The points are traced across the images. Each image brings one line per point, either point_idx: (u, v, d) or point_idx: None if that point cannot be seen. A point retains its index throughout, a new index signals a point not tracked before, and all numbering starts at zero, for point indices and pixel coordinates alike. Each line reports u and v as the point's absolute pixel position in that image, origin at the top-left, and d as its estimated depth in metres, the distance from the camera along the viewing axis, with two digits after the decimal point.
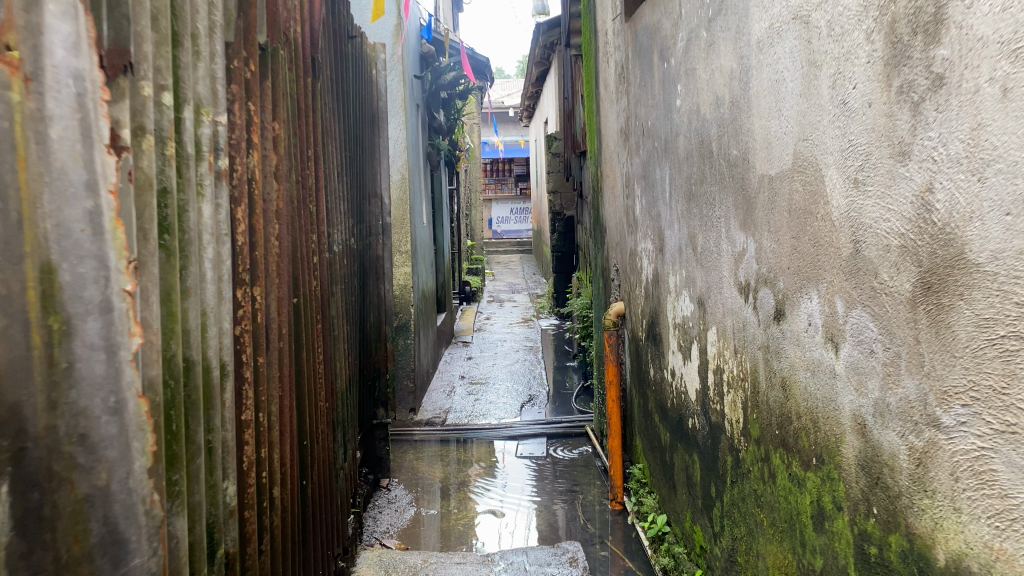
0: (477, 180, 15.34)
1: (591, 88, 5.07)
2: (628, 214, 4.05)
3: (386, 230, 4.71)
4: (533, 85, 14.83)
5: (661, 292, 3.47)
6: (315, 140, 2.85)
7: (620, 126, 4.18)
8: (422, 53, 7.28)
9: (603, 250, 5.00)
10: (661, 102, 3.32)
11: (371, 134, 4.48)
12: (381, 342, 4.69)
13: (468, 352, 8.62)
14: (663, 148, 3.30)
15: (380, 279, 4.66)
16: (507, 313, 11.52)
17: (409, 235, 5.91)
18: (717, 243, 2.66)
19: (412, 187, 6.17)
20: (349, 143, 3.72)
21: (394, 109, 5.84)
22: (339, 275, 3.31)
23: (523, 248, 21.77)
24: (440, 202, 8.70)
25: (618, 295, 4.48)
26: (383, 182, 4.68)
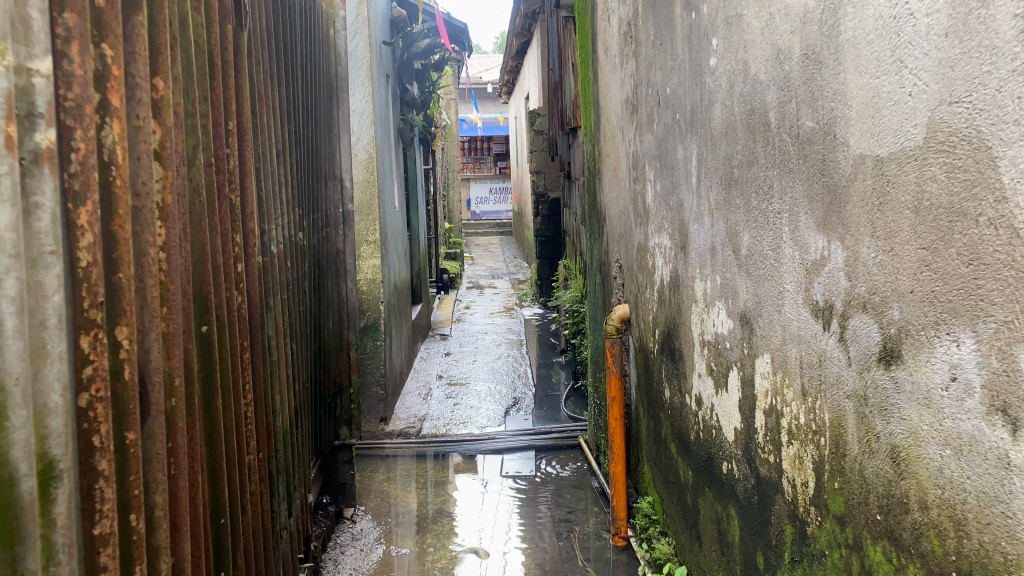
0: (454, 159, 14.59)
1: (586, 53, 4.39)
2: (637, 200, 3.39)
3: (348, 220, 4.01)
4: (513, 58, 14.07)
5: (683, 300, 2.82)
6: (241, 109, 2.15)
7: (626, 97, 3.49)
8: (392, 18, 6.52)
9: (600, 241, 4.33)
10: (684, 63, 2.65)
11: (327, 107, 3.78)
12: (343, 351, 4.00)
13: (445, 347, 7.94)
14: (687, 122, 2.65)
15: (341, 278, 3.96)
16: (487, 302, 10.83)
17: (377, 223, 5.21)
18: (774, 246, 2.01)
19: (381, 168, 5.45)
20: (296, 117, 3.02)
21: (358, 80, 5.12)
22: (281, 283, 2.61)
23: (503, 230, 21.04)
24: (415, 184, 7.97)
25: (622, 296, 3.81)
26: (343, 164, 3.97)
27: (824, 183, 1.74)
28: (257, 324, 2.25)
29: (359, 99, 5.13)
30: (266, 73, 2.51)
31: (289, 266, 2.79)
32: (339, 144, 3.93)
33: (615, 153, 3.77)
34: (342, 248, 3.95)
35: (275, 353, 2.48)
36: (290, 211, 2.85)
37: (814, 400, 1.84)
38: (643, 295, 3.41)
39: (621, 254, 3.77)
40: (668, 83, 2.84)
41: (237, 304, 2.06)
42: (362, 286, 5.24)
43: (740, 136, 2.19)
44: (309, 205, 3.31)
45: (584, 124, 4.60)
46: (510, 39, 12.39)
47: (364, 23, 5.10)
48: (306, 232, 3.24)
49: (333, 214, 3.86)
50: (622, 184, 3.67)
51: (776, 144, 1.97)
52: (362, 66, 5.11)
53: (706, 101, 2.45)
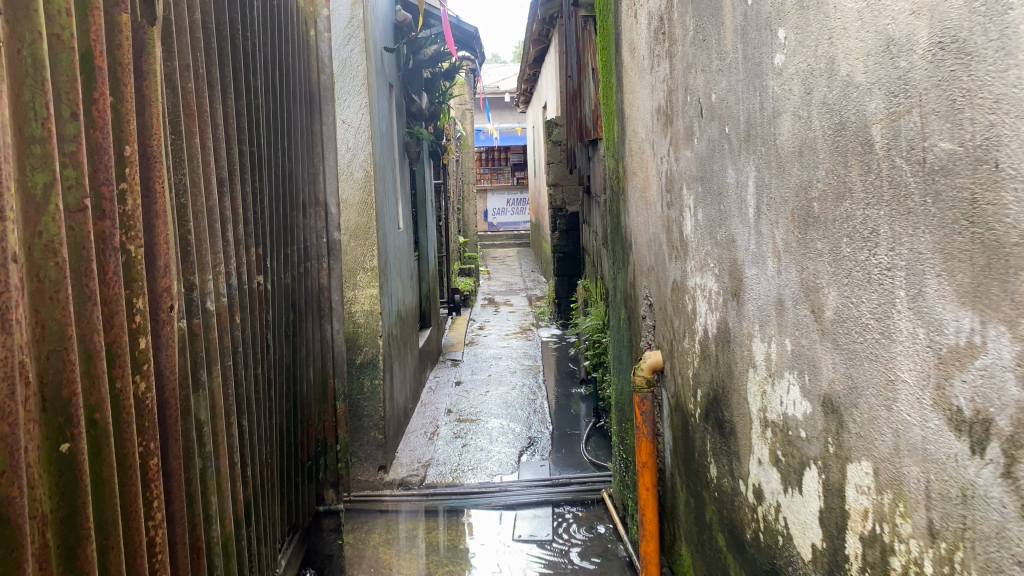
0: (469, 171, 14.04)
1: (608, 56, 3.82)
2: (672, 230, 2.81)
3: (333, 252, 3.47)
4: (530, 66, 13.52)
5: (735, 363, 2.24)
6: (146, 129, 1.60)
7: (657, 105, 2.92)
8: (396, 22, 5.98)
9: (626, 273, 3.74)
10: (737, 63, 2.08)
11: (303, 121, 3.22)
12: (327, 403, 3.45)
13: (457, 375, 7.37)
14: (742, 138, 2.07)
15: (323, 318, 3.41)
16: (502, 322, 10.24)
17: (375, 248, 4.65)
18: (878, 314, 1.44)
19: (380, 186, 4.90)
20: (256, 133, 2.46)
21: (353, 90, 4.57)
22: (228, 345, 2.07)
23: (521, 243, 20.47)
24: (423, 201, 7.42)
25: (651, 341, 3.23)
26: (328, 187, 3.43)
27: (973, 233, 1.16)
28: (178, 411, 1.70)
29: (353, 110, 4.58)
30: (200, 81, 1.96)
31: (244, 323, 2.24)
32: (322, 164, 3.38)
33: (644, 172, 3.19)
34: (325, 284, 3.41)
35: (212, 439, 1.92)
36: (245, 253, 2.30)
37: (951, 548, 1.26)
38: (681, 346, 2.82)
39: (652, 292, 3.18)
40: (714, 88, 2.27)
41: (134, 395, 1.52)
42: (358, 319, 4.69)
43: (823, 158, 1.61)
44: (277, 238, 2.77)
45: (606, 138, 4.03)
46: (527, 45, 11.85)
47: (359, 26, 4.55)
48: (274, 274, 2.69)
49: (314, 245, 3.30)
50: (653, 210, 3.09)
51: (883, 172, 1.39)
52: (357, 75, 4.56)
53: (771, 112, 1.87)
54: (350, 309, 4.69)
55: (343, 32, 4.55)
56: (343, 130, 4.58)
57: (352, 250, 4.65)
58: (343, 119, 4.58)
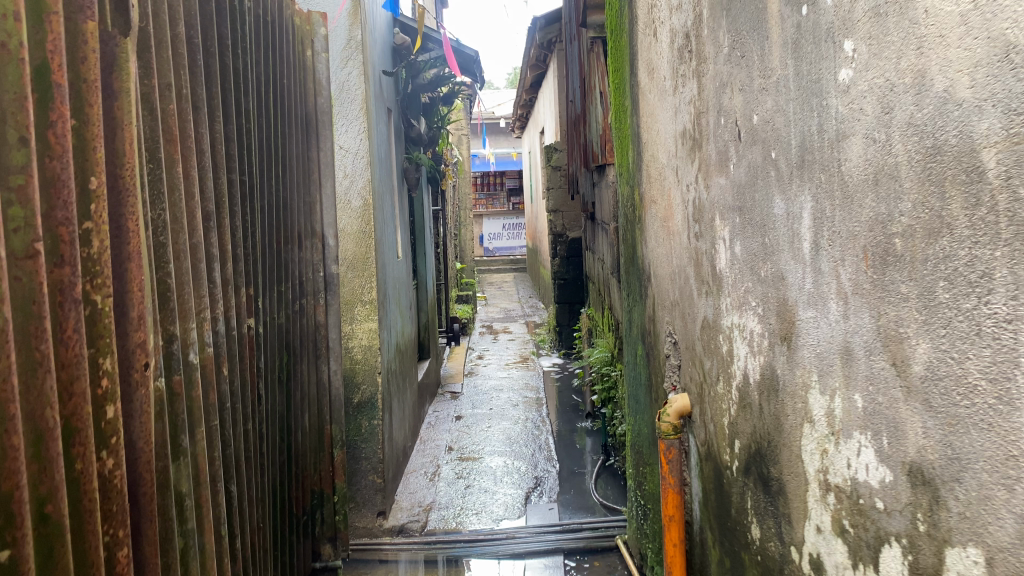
0: (466, 196, 13.85)
1: (621, 77, 3.61)
2: (702, 263, 2.57)
3: (331, 287, 3.22)
4: (527, 91, 13.38)
5: (785, 416, 2.00)
6: (117, 158, 1.37)
7: (683, 129, 2.70)
8: (394, 45, 5.78)
9: (643, 308, 3.51)
10: (786, 81, 1.86)
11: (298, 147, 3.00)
12: (323, 451, 3.19)
13: (457, 409, 7.10)
14: (794, 164, 1.85)
15: (319, 360, 3.16)
16: (500, 351, 9.97)
17: (373, 279, 4.41)
18: (992, 375, 1.20)
19: (379, 214, 4.67)
20: (247, 161, 2.23)
21: (351, 115, 4.35)
22: (214, 402, 1.82)
23: (518, 268, 20.25)
24: (421, 229, 7.19)
25: (676, 383, 2.98)
26: (326, 218, 3.19)
27: None
28: (154, 488, 1.45)
29: (351, 135, 4.36)
30: (183, 104, 1.73)
31: (232, 375, 1.99)
32: (318, 193, 3.15)
33: (665, 200, 2.96)
34: (322, 322, 3.16)
35: (196, 514, 1.67)
36: (234, 295, 2.06)
37: None
38: (713, 391, 2.58)
39: (676, 329, 2.95)
40: (756, 108, 2.05)
41: (97, 475, 1.27)
42: (356, 355, 4.43)
43: (909, 188, 1.38)
44: (271, 275, 2.53)
45: (619, 164, 3.81)
46: (524, 70, 11.70)
47: (357, 48, 4.35)
48: (266, 315, 2.45)
49: (310, 281, 3.06)
50: (676, 242, 2.87)
51: (998, 205, 1.16)
52: (355, 98, 4.35)
53: (833, 134, 1.65)
54: (347, 344, 4.43)
55: (340, 53, 4.34)
56: (340, 157, 4.36)
57: (349, 282, 4.40)
58: (341, 145, 4.35)
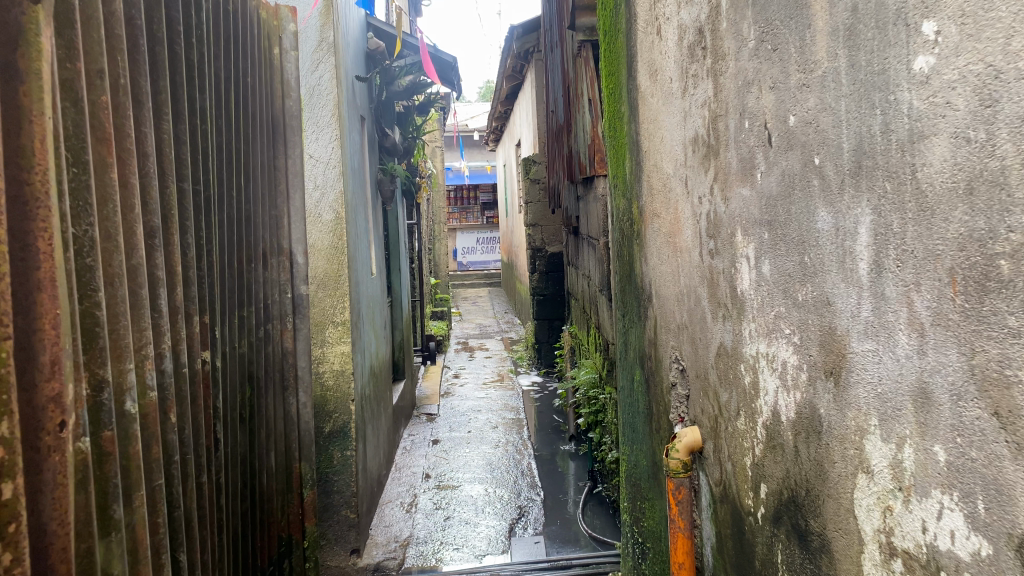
0: (441, 210, 13.54)
1: (616, 82, 3.35)
2: (719, 284, 2.30)
3: (299, 310, 2.90)
4: (503, 103, 13.11)
5: (832, 464, 1.73)
6: (24, 159, 1.07)
7: (693, 134, 2.43)
8: (368, 50, 5.49)
9: (641, 329, 3.22)
10: (836, 73, 1.60)
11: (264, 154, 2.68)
12: (291, 493, 2.85)
13: (434, 432, 6.77)
14: (847, 171, 1.59)
15: (286, 392, 2.82)
16: (477, 369, 9.64)
17: (346, 298, 4.10)
18: None
19: (352, 228, 4.35)
20: (205, 169, 1.92)
21: (321, 122, 4.04)
22: (159, 457, 1.51)
23: (492, 283, 19.93)
24: (396, 244, 6.88)
25: (683, 415, 2.69)
26: (294, 233, 2.88)
27: None
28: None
29: (322, 144, 4.04)
30: (121, 97, 1.42)
31: (184, 420, 1.67)
32: (286, 205, 2.84)
33: (672, 214, 2.69)
34: (290, 349, 2.83)
35: None
36: (186, 326, 1.74)
37: None
38: (732, 427, 2.30)
39: (684, 356, 2.67)
40: (793, 107, 1.79)
41: None
42: (327, 381, 4.09)
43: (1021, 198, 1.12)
44: (231, 299, 2.21)
45: (613, 174, 3.54)
46: (500, 81, 11.45)
47: (329, 50, 4.05)
48: (225, 345, 2.13)
49: (275, 303, 2.74)
50: (684, 259, 2.60)
51: None
52: (327, 104, 4.04)
53: (905, 135, 1.39)
54: (317, 369, 4.09)
55: (311, 56, 4.04)
56: (310, 167, 4.04)
57: (320, 302, 4.07)
58: (310, 153, 4.03)
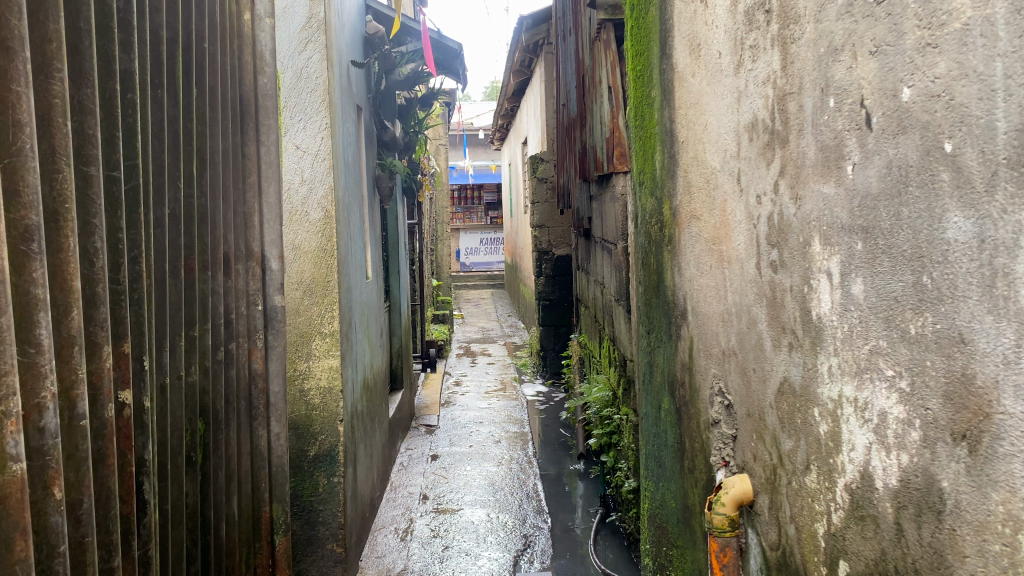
0: (444, 210, 13.09)
1: (646, 64, 2.90)
2: (784, 302, 1.85)
3: (272, 324, 2.44)
4: (509, 99, 12.67)
5: (962, 557, 1.27)
6: None
7: (750, 119, 1.99)
8: (366, 34, 5.03)
9: (673, 350, 2.76)
10: (989, 24, 1.15)
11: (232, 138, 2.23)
12: (260, 542, 2.38)
13: (433, 447, 6.31)
14: (1001, 160, 1.14)
15: (253, 422, 2.36)
16: (480, 377, 9.18)
17: (335, 306, 3.64)
18: None
19: (343, 228, 3.89)
20: (137, 152, 1.49)
21: (310, 109, 3.59)
22: (32, 553, 1.10)
23: (496, 285, 19.48)
24: (395, 245, 6.43)
25: (729, 459, 2.25)
26: (267, 234, 2.42)
27: None
28: None
29: (311, 134, 3.59)
30: None
31: (83, 490, 1.23)
32: (260, 200, 2.39)
33: (719, 217, 2.25)
34: (259, 371, 2.37)
35: None
36: (92, 359, 1.29)
37: None
38: (798, 482, 1.84)
39: (731, 387, 2.22)
40: (907, 76, 1.35)
41: None
42: (312, 399, 3.64)
43: None
44: (174, 317, 1.76)
45: (637, 170, 3.09)
46: (508, 76, 11.01)
47: (319, 27, 3.59)
48: (163, 376, 1.68)
49: (243, 317, 2.28)
50: (733, 270, 2.15)
51: None
52: (317, 89, 3.59)
53: None
54: (302, 386, 3.63)
55: (298, 34, 3.58)
56: (297, 159, 3.58)
57: (306, 310, 3.62)
58: (295, 144, 3.58)
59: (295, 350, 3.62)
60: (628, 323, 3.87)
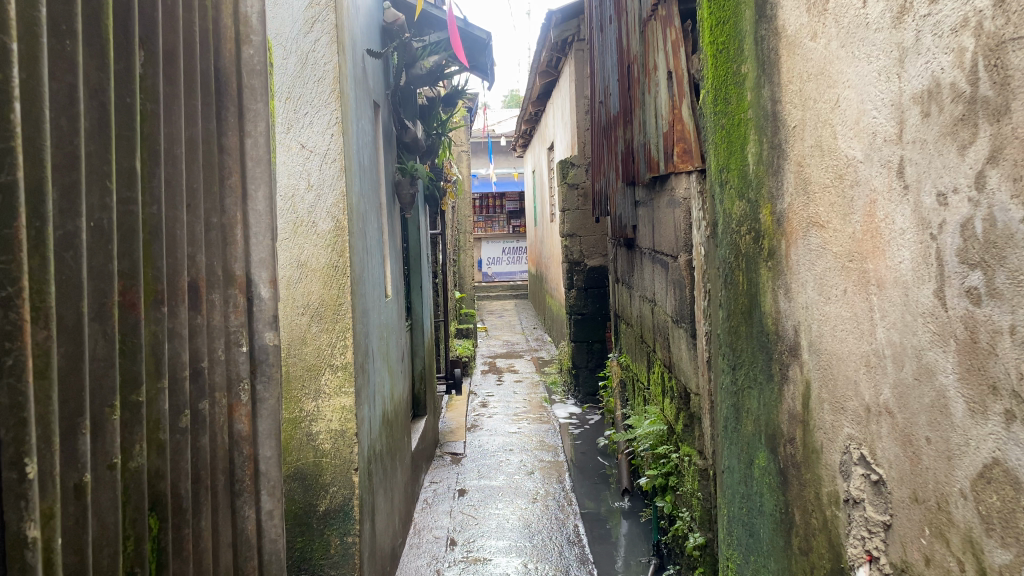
0: (466, 220, 12.59)
1: (734, 32, 2.31)
2: (998, 346, 1.25)
3: (261, 370, 1.86)
4: (534, 103, 12.12)
5: None
6: None
7: (930, 83, 1.39)
8: (384, 23, 4.47)
9: (777, 395, 2.16)
10: None
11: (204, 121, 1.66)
12: None
13: (460, 481, 5.72)
14: None
15: (236, 501, 1.78)
16: (507, 396, 8.58)
17: (349, 333, 3.07)
18: None
19: (357, 241, 3.31)
20: (14, 130, 0.93)
21: (317, 101, 3.03)
22: None
23: (519, 296, 18.92)
24: (416, 257, 5.87)
25: (877, 554, 1.67)
26: (255, 253, 1.85)
27: None
28: None
29: (319, 131, 3.03)
30: None
31: None
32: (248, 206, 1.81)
33: (863, 224, 1.65)
34: (244, 434, 1.80)
35: None
36: None
37: None
38: None
39: (885, 458, 1.62)
40: None
41: None
42: (322, 444, 3.06)
43: None
44: (102, 379, 1.20)
45: (718, 167, 2.50)
46: (533, 79, 10.45)
47: (328, 5, 3.03)
48: (79, 471, 1.11)
49: (220, 363, 1.70)
50: (893, 296, 1.55)
51: None
52: (326, 77, 3.02)
53: None
54: (309, 429, 3.06)
55: (303, 14, 3.03)
56: (302, 159, 3.03)
57: (314, 339, 3.06)
58: (301, 143, 3.02)
59: (299, 386, 3.06)
60: (696, 350, 3.26)
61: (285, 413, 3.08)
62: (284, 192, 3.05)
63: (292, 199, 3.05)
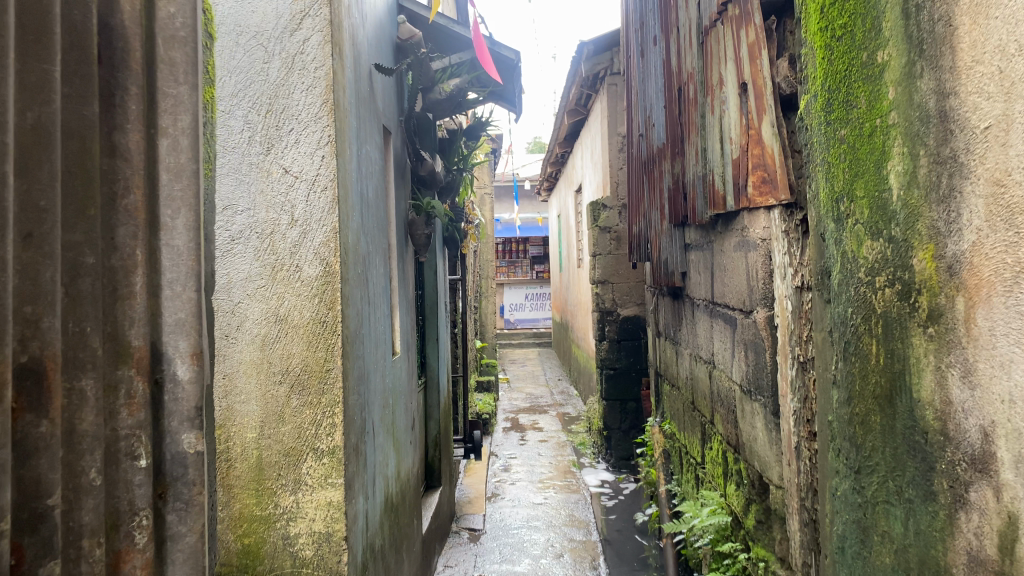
0: (489, 265, 12.06)
1: (866, 6, 1.66)
2: None
3: (175, 496, 1.01)
4: (561, 145, 11.60)
5: None
6: None
7: None
8: (398, 40, 3.89)
9: (942, 525, 1.48)
10: None
11: (88, 77, 0.90)
12: None
13: (479, 564, 5.02)
14: None
15: None
16: (532, 458, 7.88)
17: (341, 406, 2.40)
18: None
19: (356, 290, 2.68)
20: None
21: (306, 115, 2.41)
22: None
23: (542, 344, 18.24)
24: (433, 307, 5.26)
25: None
26: None
27: None
28: None
29: (307, 152, 2.41)
30: None
31: None
32: (167, 220, 1.01)
33: None
34: None
35: None
36: None
37: None
38: None
39: None
40: None
41: None
42: (302, 551, 2.40)
43: None
44: None
45: (837, 196, 1.86)
46: (561, 118, 9.92)
47: None
48: None
49: (104, 508, 0.91)
50: None
51: None
52: (316, 85, 2.40)
53: None
54: (286, 531, 2.42)
55: (290, 7, 2.43)
56: (285, 188, 2.42)
57: (295, 415, 2.42)
58: (285, 167, 2.42)
59: (274, 475, 2.44)
60: (789, 434, 2.57)
61: (256, 510, 2.45)
62: (262, 229, 2.44)
63: (271, 238, 2.43)
